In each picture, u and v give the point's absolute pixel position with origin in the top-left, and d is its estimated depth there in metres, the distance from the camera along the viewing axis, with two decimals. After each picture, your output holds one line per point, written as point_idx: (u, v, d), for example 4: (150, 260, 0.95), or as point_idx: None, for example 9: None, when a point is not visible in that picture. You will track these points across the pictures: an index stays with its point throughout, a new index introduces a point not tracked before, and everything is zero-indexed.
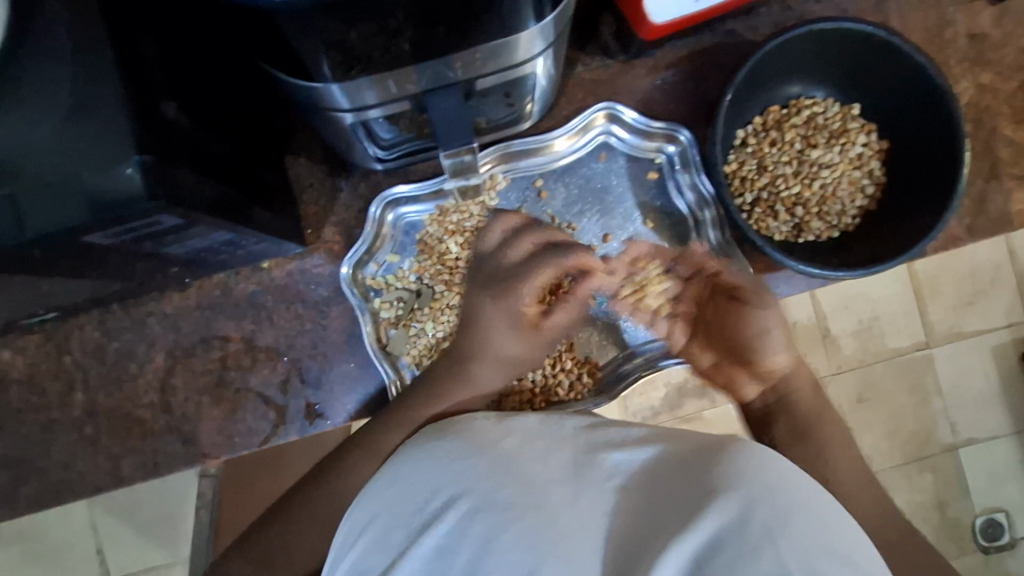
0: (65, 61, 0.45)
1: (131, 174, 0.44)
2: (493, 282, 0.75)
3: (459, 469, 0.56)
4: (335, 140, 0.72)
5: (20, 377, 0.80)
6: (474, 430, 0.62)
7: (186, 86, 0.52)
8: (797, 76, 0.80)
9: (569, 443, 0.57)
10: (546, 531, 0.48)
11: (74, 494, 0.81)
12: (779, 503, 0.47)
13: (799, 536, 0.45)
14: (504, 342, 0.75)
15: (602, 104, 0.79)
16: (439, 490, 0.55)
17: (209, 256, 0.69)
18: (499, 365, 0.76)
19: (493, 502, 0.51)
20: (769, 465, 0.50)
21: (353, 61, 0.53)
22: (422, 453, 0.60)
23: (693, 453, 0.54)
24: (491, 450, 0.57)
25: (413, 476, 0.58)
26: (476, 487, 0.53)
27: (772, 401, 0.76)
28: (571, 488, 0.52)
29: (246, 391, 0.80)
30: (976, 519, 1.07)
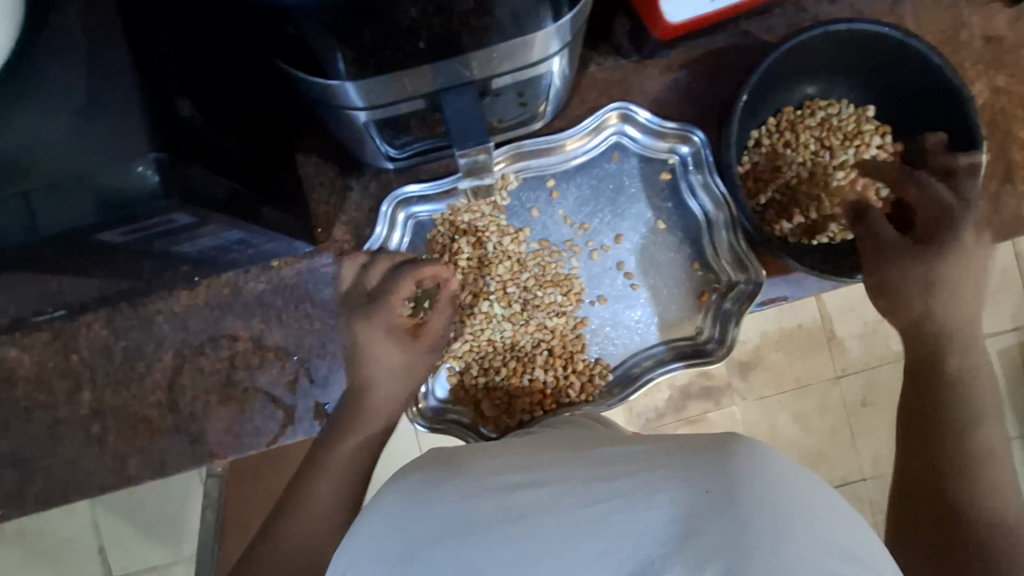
0: (80, 58, 0.44)
1: (147, 170, 0.44)
2: (357, 306, 0.74)
3: (434, 492, 0.48)
4: (347, 138, 0.72)
5: (27, 376, 0.79)
6: (451, 456, 0.54)
7: (199, 83, 0.51)
8: (811, 77, 0.80)
9: (555, 458, 0.52)
10: (527, 550, 0.42)
11: (80, 493, 0.80)
12: (776, 503, 0.40)
13: (803, 538, 0.39)
14: (382, 361, 0.72)
15: (615, 104, 0.79)
16: (412, 514, 0.46)
17: (218, 255, 0.68)
18: (388, 383, 0.73)
19: (468, 526, 0.44)
20: (766, 456, 0.43)
21: (366, 57, 0.53)
22: (397, 480, 0.53)
23: (681, 446, 0.46)
24: (469, 472, 0.50)
25: (383, 508, 0.49)
26: (449, 512, 0.45)
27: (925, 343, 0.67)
28: (551, 495, 0.45)
29: (255, 391, 0.80)
30: None
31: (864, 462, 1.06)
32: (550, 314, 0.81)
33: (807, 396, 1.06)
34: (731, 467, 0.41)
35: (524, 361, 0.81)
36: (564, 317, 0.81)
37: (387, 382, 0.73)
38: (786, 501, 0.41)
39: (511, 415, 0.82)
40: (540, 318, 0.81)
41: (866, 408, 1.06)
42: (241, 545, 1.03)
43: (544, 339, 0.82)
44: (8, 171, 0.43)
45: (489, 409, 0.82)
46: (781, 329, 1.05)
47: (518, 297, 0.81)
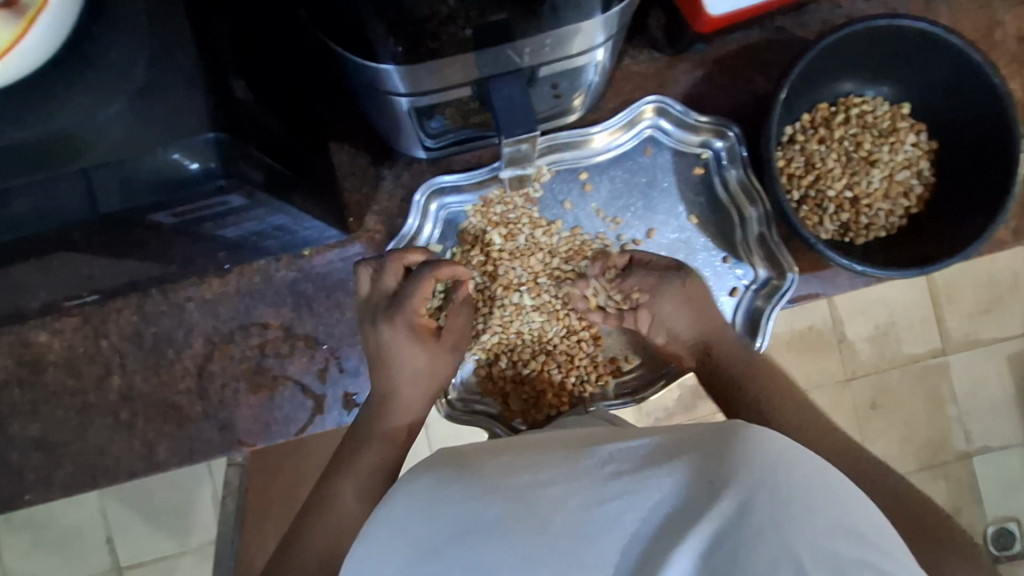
0: (142, 35, 0.44)
1: (206, 150, 0.44)
2: (382, 309, 0.70)
3: (450, 491, 0.46)
4: (384, 126, 0.72)
5: (57, 360, 0.79)
6: (462, 458, 0.53)
7: (253, 65, 0.51)
8: (847, 74, 0.80)
9: (556, 454, 0.50)
10: (543, 548, 0.41)
11: (108, 478, 0.80)
12: (776, 491, 0.40)
13: (803, 519, 0.39)
14: (406, 363, 0.69)
15: (650, 98, 0.79)
16: (424, 515, 0.45)
17: (256, 241, 0.68)
18: (418, 383, 0.70)
19: (484, 525, 0.43)
20: (767, 442, 0.44)
21: (418, 41, 0.52)
22: (409, 478, 0.51)
23: (685, 438, 0.46)
24: (479, 471, 0.49)
25: (394, 505, 0.48)
26: (460, 515, 0.44)
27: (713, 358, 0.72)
28: (556, 495, 0.44)
29: (284, 378, 0.80)
30: (987, 527, 1.07)
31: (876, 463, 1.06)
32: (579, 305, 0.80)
33: (820, 396, 1.06)
34: (734, 458, 0.42)
35: (553, 354, 0.81)
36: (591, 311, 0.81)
37: (400, 395, 0.69)
38: (790, 487, 0.41)
39: (539, 410, 0.82)
40: (568, 306, 0.80)
41: (877, 410, 1.06)
42: (254, 537, 1.03)
43: (575, 329, 0.81)
44: (66, 147, 0.43)
45: (518, 403, 0.82)
46: (794, 331, 1.05)
47: (548, 289, 0.80)
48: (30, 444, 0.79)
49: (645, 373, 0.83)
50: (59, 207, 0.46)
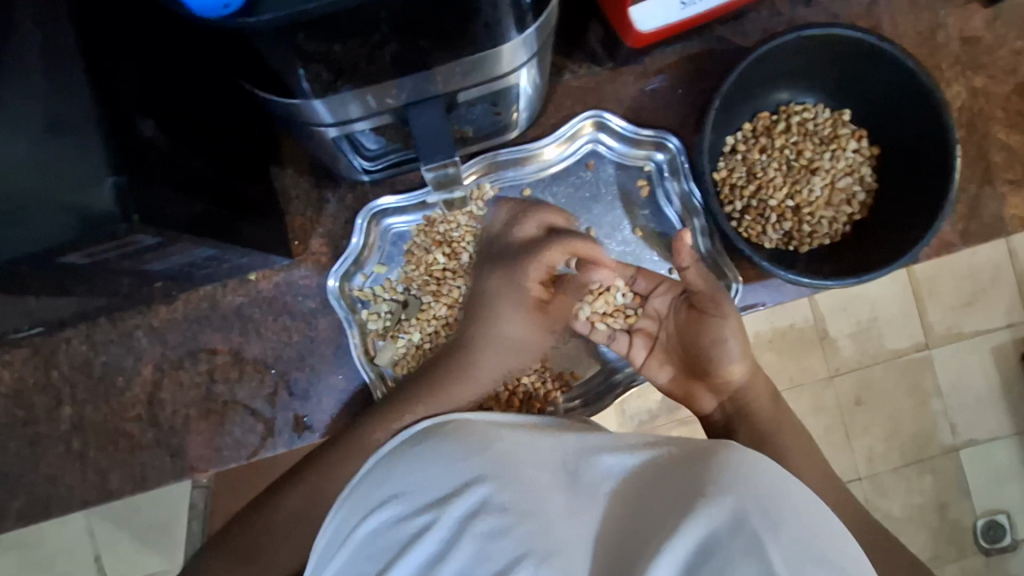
0: (42, 79, 0.44)
1: (104, 195, 0.44)
2: (501, 256, 0.74)
3: (469, 466, 0.54)
4: (320, 153, 0.72)
5: (8, 392, 0.79)
6: (475, 424, 0.60)
7: (163, 103, 0.52)
8: (785, 83, 0.80)
9: (569, 449, 0.58)
10: (544, 529, 0.49)
11: (62, 508, 0.80)
12: (760, 503, 0.46)
13: (782, 537, 0.44)
14: (508, 319, 0.73)
15: (588, 112, 0.79)
16: (447, 484, 0.54)
17: (193, 271, 0.68)
18: (506, 343, 0.74)
19: (495, 501, 0.51)
20: (756, 465, 0.50)
21: (337, 73, 0.52)
22: (438, 442, 0.59)
23: (684, 455, 0.54)
24: (499, 447, 0.56)
25: (415, 465, 0.57)
26: (477, 486, 0.52)
27: (730, 411, 0.72)
28: (565, 504, 0.52)
29: (233, 404, 0.80)
30: (977, 521, 1.06)
31: (858, 461, 1.06)
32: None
33: (802, 395, 1.06)
34: (723, 477, 0.48)
35: None
36: None
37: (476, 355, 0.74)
38: (774, 509, 0.46)
39: None
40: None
41: (861, 406, 1.06)
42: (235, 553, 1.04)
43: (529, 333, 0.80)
44: None
45: None
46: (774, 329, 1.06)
47: None
48: None
49: (596, 385, 0.83)
50: None
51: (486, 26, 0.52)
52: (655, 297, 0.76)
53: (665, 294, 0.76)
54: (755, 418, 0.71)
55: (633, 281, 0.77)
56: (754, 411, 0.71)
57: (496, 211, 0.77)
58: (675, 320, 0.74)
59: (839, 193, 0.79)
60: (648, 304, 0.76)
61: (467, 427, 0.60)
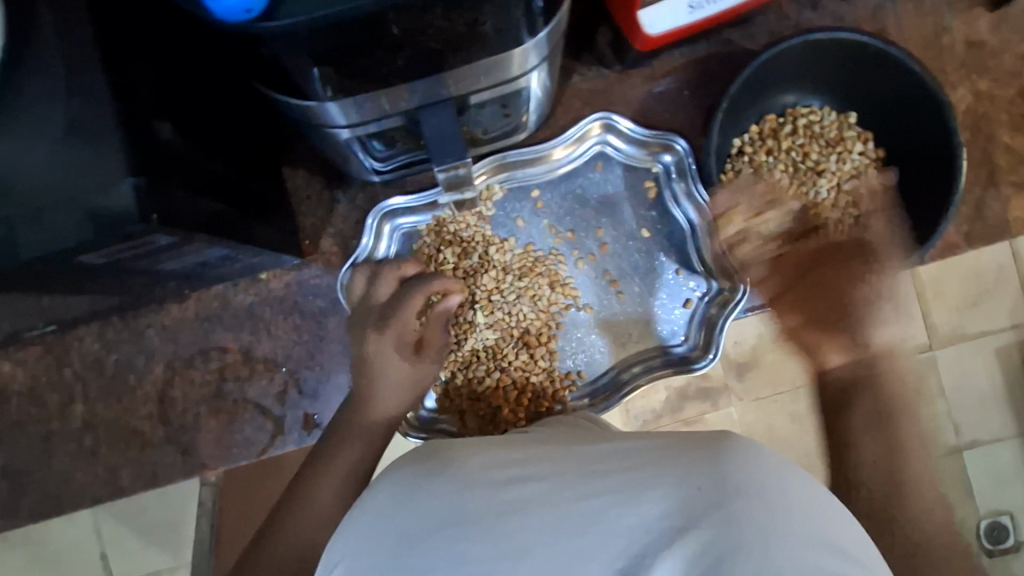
0: (61, 82, 0.44)
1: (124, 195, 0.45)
2: (372, 320, 0.70)
3: (437, 482, 0.47)
4: (331, 154, 0.73)
5: (21, 389, 0.80)
6: (444, 449, 0.52)
7: (178, 105, 0.52)
8: (792, 86, 0.80)
9: (543, 453, 0.50)
10: (519, 541, 0.42)
11: (73, 504, 0.81)
12: (768, 501, 0.40)
13: (791, 535, 0.39)
14: (389, 373, 0.68)
15: (597, 115, 0.79)
16: (414, 506, 0.45)
17: (207, 270, 0.69)
18: (403, 393, 0.69)
19: (463, 517, 0.44)
20: (760, 455, 0.43)
21: (352, 74, 0.54)
22: (394, 474, 0.50)
23: (678, 444, 0.46)
24: (465, 463, 0.49)
25: (380, 492, 0.49)
26: (448, 504, 0.45)
27: (862, 375, 0.57)
28: (543, 490, 0.45)
29: (244, 402, 0.81)
30: (980, 522, 0.97)
31: None
32: (531, 313, 0.82)
33: None
34: (726, 468, 0.41)
35: (505, 366, 0.82)
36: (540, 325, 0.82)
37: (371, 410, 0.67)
38: (780, 503, 0.41)
39: (497, 425, 0.83)
40: (523, 316, 0.81)
41: None
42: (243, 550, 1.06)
43: (539, 332, 0.82)
44: None
45: (474, 419, 0.82)
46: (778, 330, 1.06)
47: (501, 306, 0.82)
48: None
49: (604, 383, 0.83)
50: None
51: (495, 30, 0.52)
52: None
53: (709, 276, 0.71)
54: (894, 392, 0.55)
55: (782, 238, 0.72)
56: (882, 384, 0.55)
57: (373, 281, 0.73)
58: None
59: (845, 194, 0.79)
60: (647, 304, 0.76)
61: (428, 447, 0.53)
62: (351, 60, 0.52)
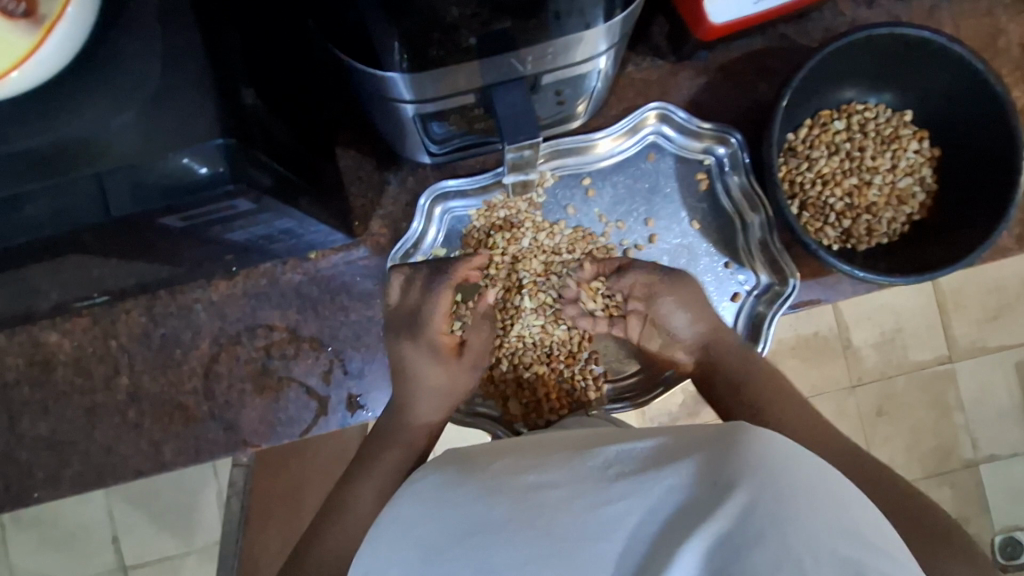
0: (154, 47, 0.45)
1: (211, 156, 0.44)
2: (404, 326, 0.73)
3: (460, 491, 0.48)
4: (389, 133, 0.73)
5: (68, 360, 0.80)
6: (469, 458, 0.55)
7: (260, 73, 0.52)
8: (849, 81, 0.80)
9: (561, 455, 0.51)
10: (546, 546, 0.42)
11: (115, 477, 0.81)
12: (779, 486, 0.41)
13: (812, 520, 0.39)
14: (426, 379, 0.72)
15: (654, 104, 0.80)
16: (438, 518, 0.46)
17: (263, 244, 0.69)
18: (438, 399, 0.73)
19: (485, 526, 0.44)
20: (768, 443, 0.45)
21: (423, 48, 0.52)
22: (416, 487, 0.52)
23: (688, 442, 0.47)
24: (488, 471, 0.51)
25: (405, 507, 0.50)
26: (470, 515, 0.45)
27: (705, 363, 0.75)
28: (562, 494, 0.45)
29: (288, 380, 0.81)
30: (995, 536, 1.09)
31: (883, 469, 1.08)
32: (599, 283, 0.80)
33: (821, 403, 1.08)
34: (740, 460, 0.42)
35: (548, 353, 0.82)
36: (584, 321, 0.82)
37: (412, 414, 0.72)
38: (796, 488, 0.41)
39: (539, 415, 0.82)
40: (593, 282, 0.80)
41: (883, 417, 1.09)
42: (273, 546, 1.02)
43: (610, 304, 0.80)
44: (81, 153, 0.44)
45: (517, 407, 0.82)
46: (800, 336, 1.07)
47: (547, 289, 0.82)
48: (39, 443, 0.80)
49: (647, 377, 0.84)
50: (70, 212, 0.46)
51: (555, 16, 0.52)
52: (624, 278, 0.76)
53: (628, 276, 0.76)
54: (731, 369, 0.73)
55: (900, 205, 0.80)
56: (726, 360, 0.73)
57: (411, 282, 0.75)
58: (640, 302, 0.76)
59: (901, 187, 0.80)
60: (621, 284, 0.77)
61: (439, 466, 0.54)
62: (430, 15, 0.49)
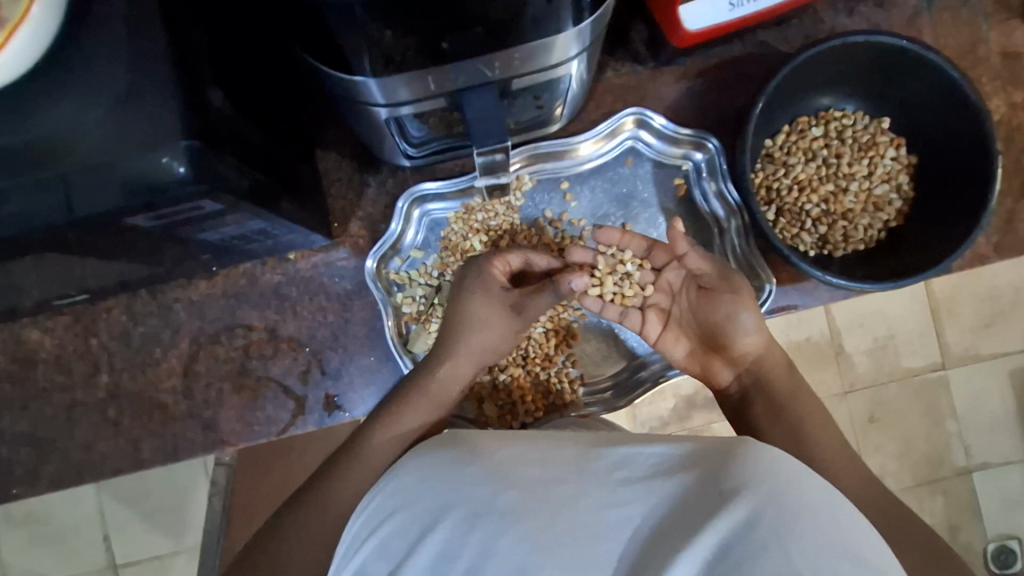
0: (117, 49, 0.45)
1: (175, 160, 0.45)
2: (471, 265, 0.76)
3: (459, 476, 0.49)
4: (366, 135, 0.73)
5: (48, 357, 0.81)
6: (470, 440, 0.55)
7: (229, 76, 0.53)
8: (827, 88, 0.81)
9: (564, 449, 0.52)
10: (548, 535, 0.43)
11: (94, 474, 0.82)
12: (786, 501, 0.42)
13: (809, 537, 0.40)
14: (480, 328, 0.73)
15: (631, 109, 0.80)
16: (442, 502, 0.48)
17: (238, 245, 0.70)
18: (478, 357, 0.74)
19: (495, 508, 0.45)
20: (778, 460, 0.45)
21: (390, 56, 0.54)
22: (422, 461, 0.55)
23: (699, 453, 0.48)
24: (492, 455, 0.51)
25: (412, 486, 0.52)
26: (476, 493, 0.47)
27: (747, 383, 0.75)
28: (570, 492, 0.46)
29: (267, 380, 0.81)
30: (987, 545, 1.09)
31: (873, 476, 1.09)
32: (623, 265, 0.77)
33: None
34: (744, 475, 0.43)
35: (523, 356, 0.83)
36: (562, 326, 0.83)
37: (399, 422, 0.70)
38: (798, 505, 0.42)
39: (515, 417, 0.83)
40: (620, 262, 0.76)
41: (875, 424, 1.09)
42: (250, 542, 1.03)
43: (624, 295, 0.77)
44: (43, 153, 0.45)
45: (492, 409, 0.83)
46: (788, 342, 1.08)
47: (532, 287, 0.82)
48: (19, 439, 0.81)
49: (623, 380, 0.84)
50: (40, 212, 0.47)
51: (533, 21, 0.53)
52: (667, 270, 0.76)
53: (677, 267, 0.76)
54: (772, 391, 0.73)
55: (880, 211, 0.80)
56: (771, 380, 0.74)
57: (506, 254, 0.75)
58: (686, 297, 0.77)
59: (881, 194, 0.80)
60: (661, 276, 0.77)
61: (447, 446, 0.55)
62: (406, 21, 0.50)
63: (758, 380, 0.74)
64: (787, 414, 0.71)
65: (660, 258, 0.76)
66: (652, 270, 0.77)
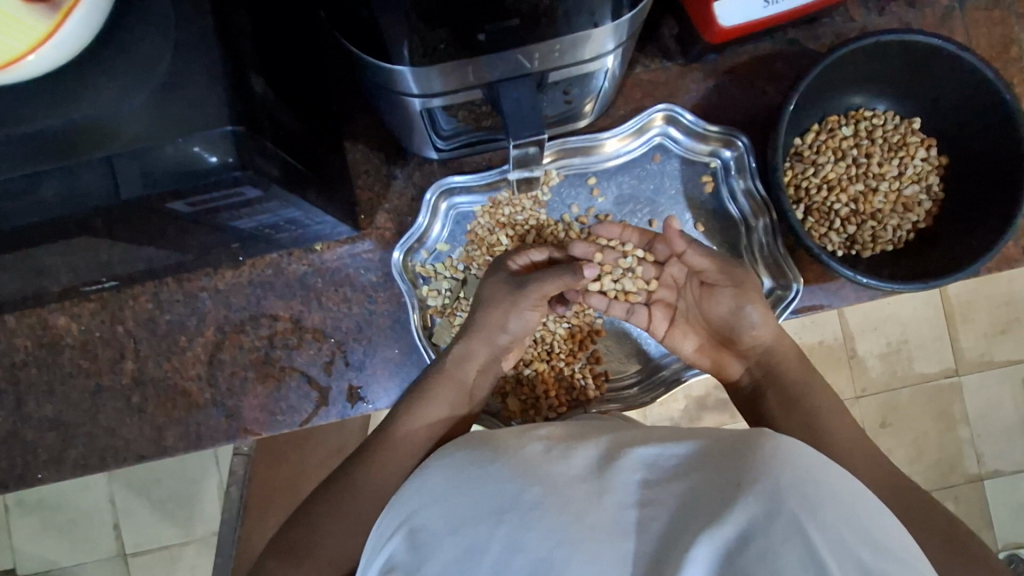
0: (167, 34, 0.46)
1: (205, 150, 0.45)
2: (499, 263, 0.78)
3: (481, 473, 0.49)
4: (398, 127, 0.73)
5: (74, 343, 0.81)
6: (491, 438, 0.55)
7: (271, 63, 0.53)
8: (858, 88, 0.80)
9: (587, 447, 0.51)
10: (574, 530, 0.42)
11: (117, 460, 0.82)
12: (806, 491, 0.42)
13: (829, 525, 0.40)
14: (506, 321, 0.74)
15: (661, 106, 0.80)
16: (463, 499, 0.47)
17: (268, 233, 0.70)
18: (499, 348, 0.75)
19: (521, 503, 0.44)
20: (796, 452, 0.45)
21: (431, 47, 0.54)
22: (443, 461, 0.54)
23: (716, 447, 0.48)
24: (515, 453, 0.51)
25: (432, 484, 0.51)
26: (496, 491, 0.46)
27: (759, 375, 0.75)
28: (591, 489, 0.45)
29: (290, 369, 0.81)
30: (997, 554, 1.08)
31: None
32: (626, 258, 0.80)
33: None
34: (762, 466, 0.43)
35: (546, 351, 0.83)
36: (585, 323, 0.83)
37: (423, 412, 0.70)
38: (816, 493, 0.42)
39: (538, 412, 0.83)
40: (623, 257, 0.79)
41: (887, 428, 1.08)
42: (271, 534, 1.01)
43: (627, 292, 0.80)
44: (92, 135, 0.45)
45: (515, 403, 0.83)
46: (803, 345, 1.07)
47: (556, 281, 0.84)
48: (44, 423, 0.82)
49: (647, 378, 0.84)
50: (84, 192, 0.47)
51: (564, 13, 0.53)
52: (670, 264, 0.79)
53: (678, 262, 0.78)
54: (785, 382, 0.73)
55: (910, 211, 0.80)
56: (782, 372, 0.73)
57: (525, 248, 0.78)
58: (690, 291, 0.78)
59: (912, 193, 0.80)
60: (665, 271, 0.79)
61: (467, 446, 0.55)
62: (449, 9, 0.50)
63: (770, 371, 0.74)
64: (801, 405, 0.70)
65: (662, 252, 0.78)
66: (654, 265, 0.80)
